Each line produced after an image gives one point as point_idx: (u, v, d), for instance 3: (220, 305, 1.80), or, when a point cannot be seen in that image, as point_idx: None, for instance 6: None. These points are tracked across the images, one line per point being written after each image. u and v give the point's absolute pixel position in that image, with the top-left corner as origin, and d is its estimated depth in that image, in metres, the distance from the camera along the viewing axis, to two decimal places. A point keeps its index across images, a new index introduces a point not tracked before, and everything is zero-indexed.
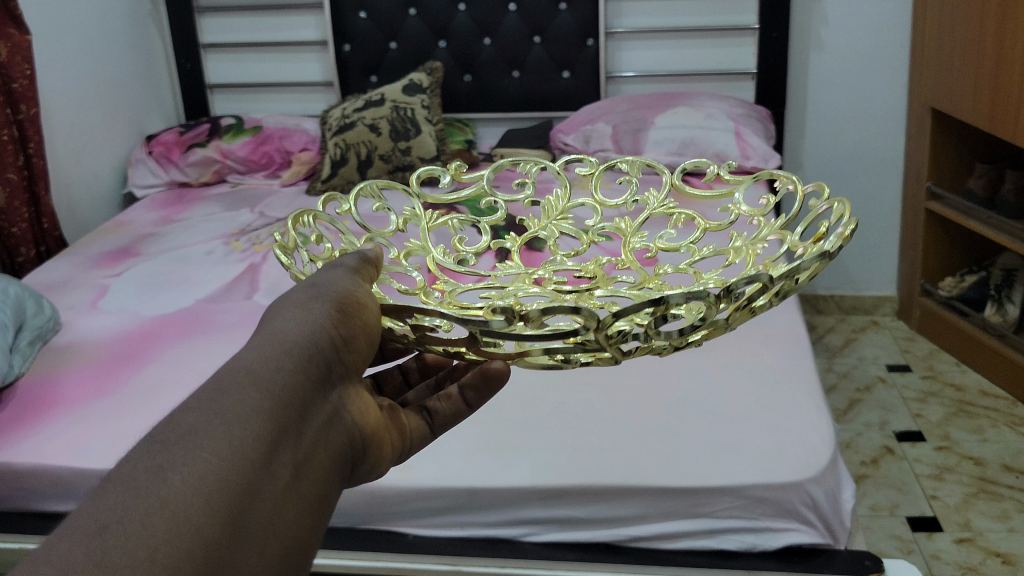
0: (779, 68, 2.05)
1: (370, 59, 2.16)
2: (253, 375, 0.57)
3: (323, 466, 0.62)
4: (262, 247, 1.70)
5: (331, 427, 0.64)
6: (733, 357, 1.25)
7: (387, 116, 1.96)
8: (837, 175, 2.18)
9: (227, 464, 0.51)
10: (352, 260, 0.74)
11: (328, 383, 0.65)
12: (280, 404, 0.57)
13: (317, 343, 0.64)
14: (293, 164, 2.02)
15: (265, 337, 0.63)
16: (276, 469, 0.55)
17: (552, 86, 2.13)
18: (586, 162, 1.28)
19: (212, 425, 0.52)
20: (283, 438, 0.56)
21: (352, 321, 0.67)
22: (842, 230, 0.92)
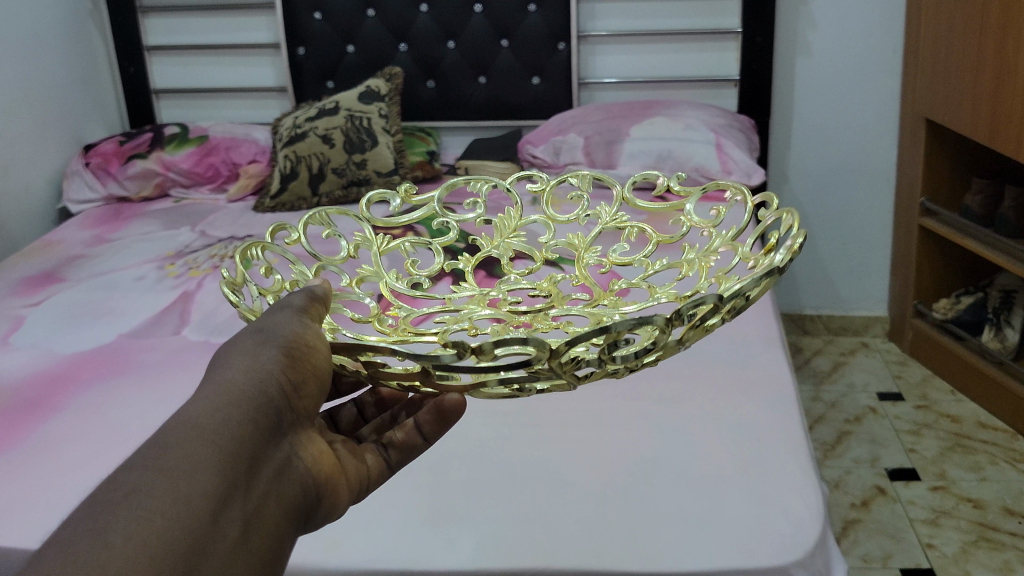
0: (763, 75, 1.92)
1: (326, 63, 2.01)
2: (199, 428, 0.56)
3: (276, 519, 0.60)
4: (199, 271, 1.56)
5: (283, 477, 0.62)
6: (709, 404, 1.11)
7: (341, 126, 1.82)
8: (825, 188, 2.05)
9: (175, 523, 0.50)
10: (301, 299, 0.71)
11: (279, 432, 0.63)
12: (228, 459, 0.56)
13: (265, 391, 0.62)
14: (240, 177, 1.88)
15: (210, 387, 0.61)
16: (229, 526, 0.54)
17: (520, 93, 1.99)
18: (539, 179, 1.26)
19: (157, 483, 0.51)
20: (233, 494, 0.55)
21: (302, 365, 0.65)
22: (791, 243, 0.93)
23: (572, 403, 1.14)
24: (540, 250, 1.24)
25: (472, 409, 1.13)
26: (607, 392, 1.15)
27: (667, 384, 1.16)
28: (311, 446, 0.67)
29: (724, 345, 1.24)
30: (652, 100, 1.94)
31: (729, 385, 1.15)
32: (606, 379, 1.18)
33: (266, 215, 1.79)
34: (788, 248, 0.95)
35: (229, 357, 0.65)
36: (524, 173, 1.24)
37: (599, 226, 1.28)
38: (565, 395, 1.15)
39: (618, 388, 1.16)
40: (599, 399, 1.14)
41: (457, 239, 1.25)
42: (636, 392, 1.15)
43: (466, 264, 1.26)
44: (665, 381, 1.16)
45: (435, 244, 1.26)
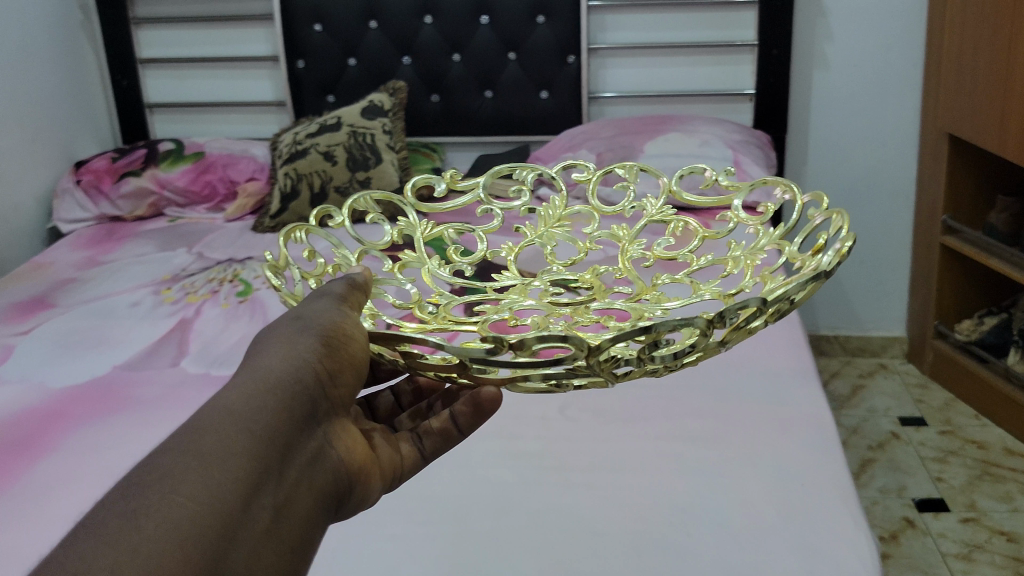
0: (780, 89, 1.85)
1: (327, 77, 1.94)
2: (233, 416, 0.59)
3: (307, 503, 0.63)
4: (197, 297, 1.48)
5: (317, 465, 0.65)
6: (746, 444, 1.04)
7: (344, 142, 1.75)
8: (842, 205, 1.99)
9: (205, 507, 0.52)
10: (341, 287, 0.75)
11: (313, 420, 0.66)
12: (261, 444, 0.58)
13: (300, 379, 0.65)
14: (238, 196, 1.80)
15: (247, 375, 0.64)
16: (259, 509, 0.56)
17: (528, 107, 1.93)
18: (585, 169, 1.25)
19: (190, 467, 0.54)
20: (266, 479, 0.58)
21: (337, 355, 0.68)
22: (840, 249, 0.91)
23: (599, 443, 1.06)
24: (582, 241, 1.23)
25: (492, 449, 1.06)
26: (635, 430, 1.08)
27: (700, 421, 1.09)
28: (344, 435, 0.70)
29: (756, 378, 1.17)
30: (665, 115, 1.87)
31: (766, 423, 1.08)
32: (633, 415, 1.11)
33: (266, 236, 1.72)
34: (836, 254, 0.91)
35: (271, 347, 0.68)
36: (569, 163, 1.25)
37: (642, 223, 1.23)
38: (591, 433, 1.08)
39: (647, 425, 1.09)
40: (627, 438, 1.07)
41: (499, 225, 1.31)
42: (667, 430, 1.08)
43: (507, 253, 1.31)
44: (695, 418, 1.09)
45: (478, 230, 1.34)
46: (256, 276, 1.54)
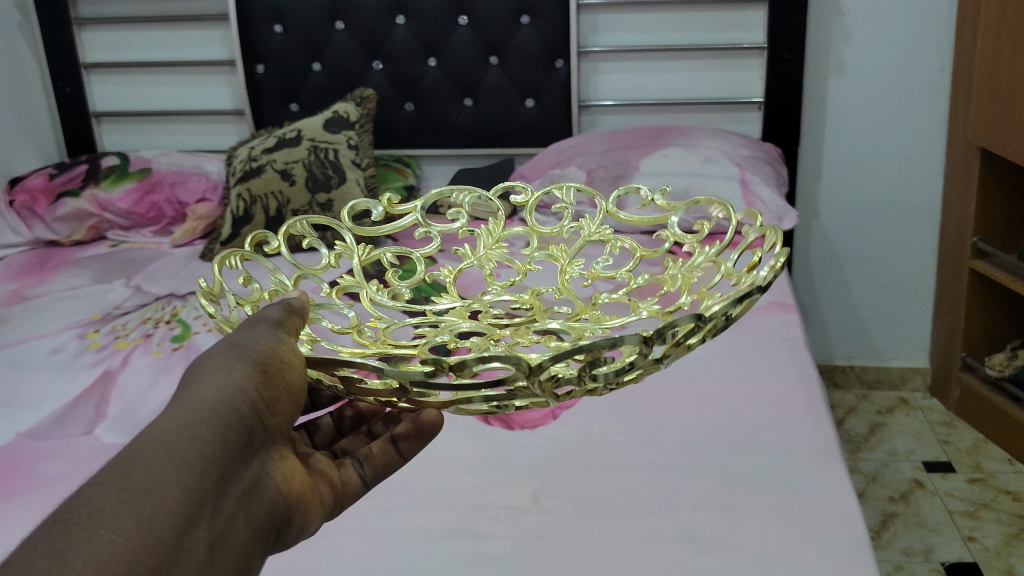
0: (791, 97, 1.67)
1: (289, 84, 1.76)
2: (170, 444, 0.54)
3: (245, 537, 0.59)
4: (127, 343, 1.30)
5: (255, 496, 0.61)
6: (756, 548, 0.85)
7: (303, 159, 1.56)
8: (857, 223, 1.81)
9: (134, 545, 0.48)
10: (277, 312, 0.67)
11: (248, 451, 0.61)
12: (198, 474, 0.54)
13: (239, 409, 0.60)
14: (187, 219, 1.62)
15: (180, 402, 0.59)
16: (195, 546, 0.52)
17: (511, 117, 1.74)
18: (524, 190, 1.22)
19: (122, 503, 0.49)
20: (199, 516, 0.53)
21: (276, 383, 0.62)
22: (772, 262, 0.83)
23: (578, 540, 0.87)
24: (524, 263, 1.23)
25: (448, 552, 0.87)
26: (624, 524, 0.89)
27: (701, 514, 0.90)
28: (281, 463, 0.65)
29: (769, 456, 0.98)
30: (663, 127, 1.68)
31: (779, 517, 0.89)
32: (623, 503, 0.92)
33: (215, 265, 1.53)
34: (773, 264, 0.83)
35: (203, 372, 0.62)
36: (505, 185, 1.21)
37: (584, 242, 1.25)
38: (570, 527, 0.89)
39: (639, 519, 0.90)
40: (613, 535, 0.88)
41: (440, 249, 1.19)
42: (663, 525, 0.89)
43: (445, 274, 1.22)
44: (697, 511, 0.90)
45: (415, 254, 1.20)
46: (197, 316, 1.36)
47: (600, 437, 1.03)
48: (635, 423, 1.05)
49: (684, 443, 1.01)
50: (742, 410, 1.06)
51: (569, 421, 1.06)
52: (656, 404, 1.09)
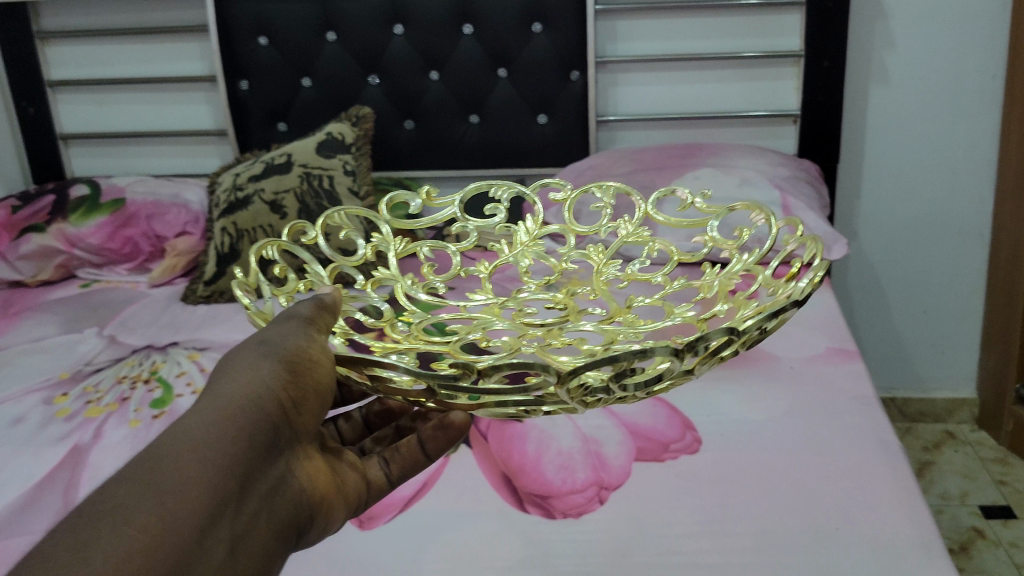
0: (831, 110, 1.51)
1: (277, 101, 1.60)
2: (201, 436, 0.55)
3: (268, 532, 0.59)
4: (101, 409, 1.13)
5: (279, 493, 0.61)
6: None
7: (294, 188, 1.40)
8: (898, 244, 1.66)
9: (171, 525, 0.48)
10: (308, 309, 0.69)
11: (273, 448, 0.61)
12: (228, 466, 0.54)
13: (265, 406, 0.60)
14: (166, 255, 1.46)
15: (208, 399, 0.60)
16: (226, 531, 0.53)
17: (521, 135, 1.59)
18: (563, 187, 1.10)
19: (154, 486, 0.50)
20: (227, 503, 0.53)
21: (301, 382, 0.63)
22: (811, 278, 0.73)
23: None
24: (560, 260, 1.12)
25: None
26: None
27: None
28: (303, 461, 0.66)
29: (860, 553, 0.82)
30: (690, 145, 1.54)
31: None
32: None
33: (199, 309, 1.36)
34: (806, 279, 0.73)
35: (230, 376, 0.62)
36: (542, 182, 1.09)
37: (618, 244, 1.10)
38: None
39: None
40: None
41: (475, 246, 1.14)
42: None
43: (482, 272, 1.17)
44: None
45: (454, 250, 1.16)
46: (179, 373, 1.20)
47: (657, 529, 0.87)
48: (697, 508, 0.89)
49: (759, 533, 0.85)
50: (819, 488, 0.91)
51: (618, 506, 0.91)
52: (717, 481, 0.93)
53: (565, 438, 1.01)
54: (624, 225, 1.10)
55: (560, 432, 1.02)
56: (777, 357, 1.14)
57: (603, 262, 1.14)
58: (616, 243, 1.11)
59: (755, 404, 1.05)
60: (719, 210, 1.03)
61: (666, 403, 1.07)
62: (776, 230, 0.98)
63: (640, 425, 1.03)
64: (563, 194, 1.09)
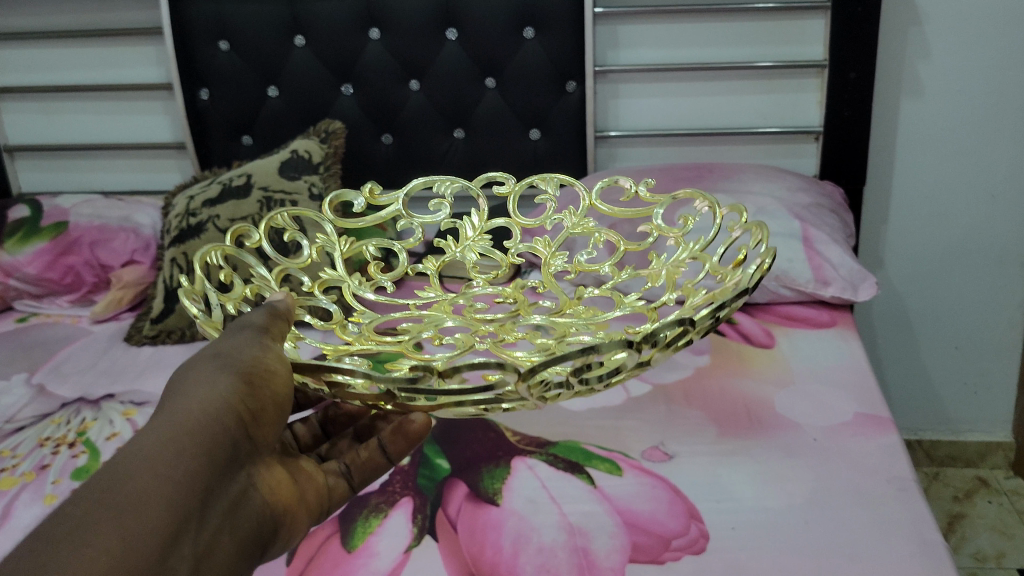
0: (858, 128, 1.35)
1: (240, 113, 1.44)
2: (157, 456, 0.52)
3: (230, 549, 0.56)
4: (13, 479, 0.98)
5: (241, 508, 0.58)
6: None
7: (252, 215, 1.25)
8: (929, 273, 1.50)
9: (125, 555, 0.45)
10: (260, 318, 0.65)
11: (235, 462, 0.58)
12: (188, 487, 0.51)
13: (225, 421, 0.57)
14: (110, 286, 1.31)
15: (164, 412, 0.57)
16: (186, 557, 0.50)
17: (511, 151, 1.43)
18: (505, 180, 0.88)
19: (111, 511, 0.47)
20: (187, 527, 0.50)
21: (261, 395, 0.60)
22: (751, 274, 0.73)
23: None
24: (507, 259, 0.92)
25: None
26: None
27: None
28: (267, 471, 0.63)
29: None
30: (698, 165, 1.38)
31: None
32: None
33: (143, 352, 1.21)
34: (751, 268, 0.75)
35: (188, 390, 0.59)
36: (485, 178, 0.90)
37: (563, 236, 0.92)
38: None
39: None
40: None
41: (422, 245, 0.94)
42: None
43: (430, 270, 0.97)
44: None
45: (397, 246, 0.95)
46: (109, 436, 1.04)
47: None
48: None
49: None
50: None
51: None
52: None
53: (549, 532, 0.85)
54: (566, 215, 0.94)
55: (542, 522, 0.86)
56: (798, 424, 0.98)
57: (551, 256, 0.95)
58: (559, 241, 0.94)
59: (772, 485, 0.90)
60: (664, 199, 0.91)
61: (667, 485, 0.91)
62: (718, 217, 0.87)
63: (638, 513, 0.87)
64: (507, 188, 0.90)
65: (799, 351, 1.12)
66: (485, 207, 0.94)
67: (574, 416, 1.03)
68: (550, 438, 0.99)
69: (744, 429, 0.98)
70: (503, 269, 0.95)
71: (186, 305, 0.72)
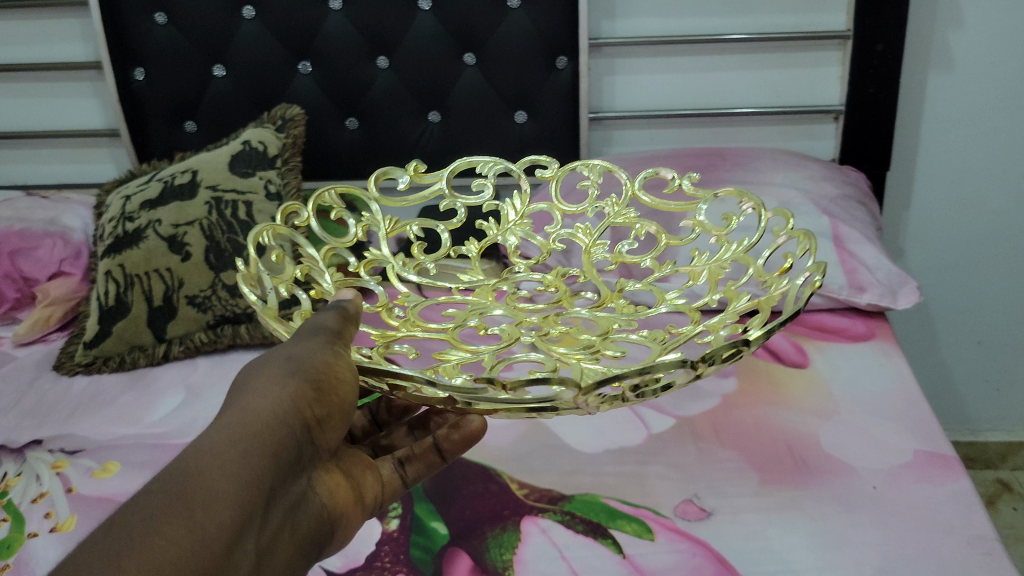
0: (884, 108, 1.20)
1: (182, 95, 1.26)
2: (220, 450, 0.45)
3: (286, 554, 0.49)
4: None
5: (300, 509, 0.51)
6: None
7: (200, 221, 1.08)
8: (953, 263, 1.38)
9: (187, 563, 0.40)
10: (334, 319, 0.53)
11: (298, 464, 0.51)
12: (250, 488, 0.45)
13: (294, 422, 0.50)
14: (37, 303, 1.13)
15: (235, 404, 0.49)
16: (243, 566, 0.44)
17: (494, 136, 1.27)
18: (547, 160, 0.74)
19: (178, 513, 0.41)
20: (249, 533, 0.44)
21: (330, 401, 0.52)
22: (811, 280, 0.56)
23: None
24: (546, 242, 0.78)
25: None
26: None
27: None
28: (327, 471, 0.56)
29: None
30: (706, 150, 1.23)
31: None
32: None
33: (77, 384, 1.04)
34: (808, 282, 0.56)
35: (250, 379, 0.51)
36: (529, 161, 0.75)
37: (603, 224, 0.78)
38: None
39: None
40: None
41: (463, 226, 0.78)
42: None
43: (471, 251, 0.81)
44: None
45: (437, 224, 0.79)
46: (36, 497, 0.86)
47: None
48: None
49: None
50: None
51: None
52: None
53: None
54: (607, 203, 0.79)
55: None
56: (851, 467, 0.84)
57: (590, 244, 0.78)
58: (599, 230, 0.79)
59: (838, 548, 0.75)
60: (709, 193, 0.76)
61: (709, 552, 0.76)
62: (765, 221, 0.71)
63: None
64: (548, 172, 0.76)
65: (839, 373, 0.99)
66: (530, 190, 0.78)
67: (591, 461, 0.89)
68: (563, 492, 0.85)
69: (790, 475, 0.84)
70: (543, 256, 0.79)
71: (241, 289, 0.56)
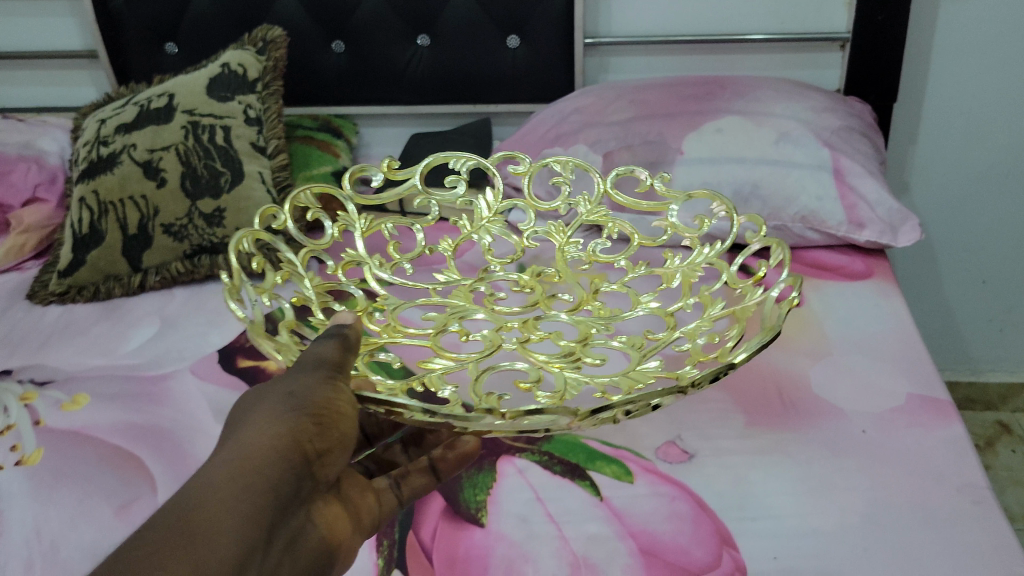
0: (892, 36, 1.15)
1: (162, 16, 1.21)
2: (216, 487, 0.45)
3: None
4: None
5: (302, 546, 0.49)
6: None
7: (177, 146, 1.04)
8: (958, 199, 1.33)
9: None
10: (332, 350, 0.52)
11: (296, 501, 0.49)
12: (251, 523, 0.44)
13: (289, 458, 0.49)
14: (11, 230, 1.10)
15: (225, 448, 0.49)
16: None
17: (485, 61, 1.22)
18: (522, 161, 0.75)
19: (168, 556, 0.40)
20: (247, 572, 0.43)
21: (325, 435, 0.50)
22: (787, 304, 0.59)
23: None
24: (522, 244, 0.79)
25: None
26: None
27: None
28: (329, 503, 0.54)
29: None
30: (705, 79, 1.18)
31: None
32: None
33: (52, 314, 1.01)
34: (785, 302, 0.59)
35: (250, 414, 0.51)
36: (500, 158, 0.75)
37: (574, 225, 0.79)
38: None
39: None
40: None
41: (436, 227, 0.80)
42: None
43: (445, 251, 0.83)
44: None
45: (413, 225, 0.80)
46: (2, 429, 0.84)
47: None
48: None
49: None
50: None
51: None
52: None
53: (544, 554, 0.68)
54: (579, 203, 0.79)
55: (539, 550, 0.69)
56: (841, 410, 0.82)
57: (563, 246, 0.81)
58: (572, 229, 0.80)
59: (822, 494, 0.72)
60: (681, 195, 0.75)
61: (691, 497, 0.73)
62: (737, 227, 0.70)
63: (656, 537, 0.70)
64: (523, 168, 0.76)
65: (834, 313, 0.96)
66: (502, 191, 0.79)
67: None
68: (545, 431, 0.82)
69: (777, 418, 0.81)
70: (518, 255, 0.83)
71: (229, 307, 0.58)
